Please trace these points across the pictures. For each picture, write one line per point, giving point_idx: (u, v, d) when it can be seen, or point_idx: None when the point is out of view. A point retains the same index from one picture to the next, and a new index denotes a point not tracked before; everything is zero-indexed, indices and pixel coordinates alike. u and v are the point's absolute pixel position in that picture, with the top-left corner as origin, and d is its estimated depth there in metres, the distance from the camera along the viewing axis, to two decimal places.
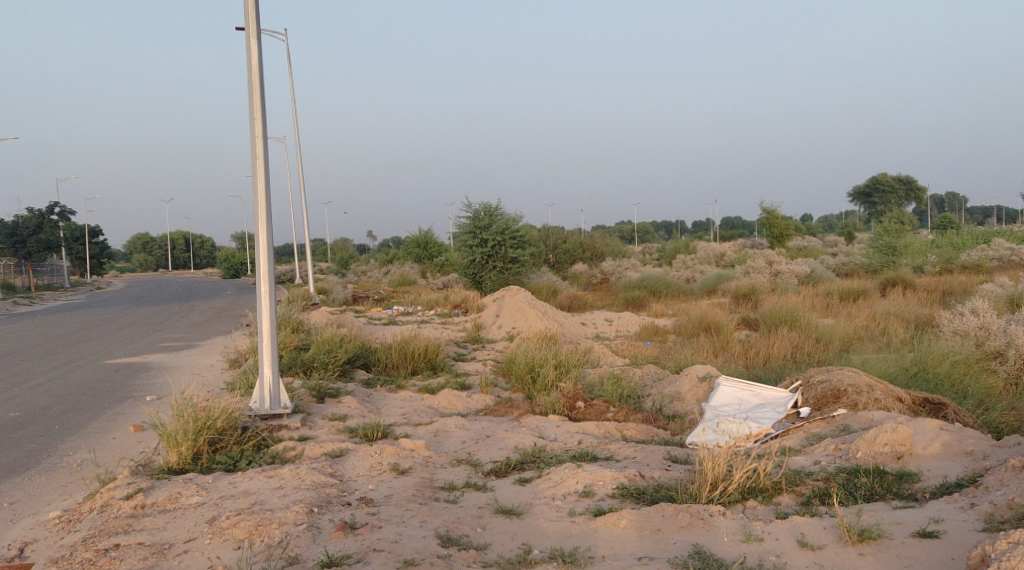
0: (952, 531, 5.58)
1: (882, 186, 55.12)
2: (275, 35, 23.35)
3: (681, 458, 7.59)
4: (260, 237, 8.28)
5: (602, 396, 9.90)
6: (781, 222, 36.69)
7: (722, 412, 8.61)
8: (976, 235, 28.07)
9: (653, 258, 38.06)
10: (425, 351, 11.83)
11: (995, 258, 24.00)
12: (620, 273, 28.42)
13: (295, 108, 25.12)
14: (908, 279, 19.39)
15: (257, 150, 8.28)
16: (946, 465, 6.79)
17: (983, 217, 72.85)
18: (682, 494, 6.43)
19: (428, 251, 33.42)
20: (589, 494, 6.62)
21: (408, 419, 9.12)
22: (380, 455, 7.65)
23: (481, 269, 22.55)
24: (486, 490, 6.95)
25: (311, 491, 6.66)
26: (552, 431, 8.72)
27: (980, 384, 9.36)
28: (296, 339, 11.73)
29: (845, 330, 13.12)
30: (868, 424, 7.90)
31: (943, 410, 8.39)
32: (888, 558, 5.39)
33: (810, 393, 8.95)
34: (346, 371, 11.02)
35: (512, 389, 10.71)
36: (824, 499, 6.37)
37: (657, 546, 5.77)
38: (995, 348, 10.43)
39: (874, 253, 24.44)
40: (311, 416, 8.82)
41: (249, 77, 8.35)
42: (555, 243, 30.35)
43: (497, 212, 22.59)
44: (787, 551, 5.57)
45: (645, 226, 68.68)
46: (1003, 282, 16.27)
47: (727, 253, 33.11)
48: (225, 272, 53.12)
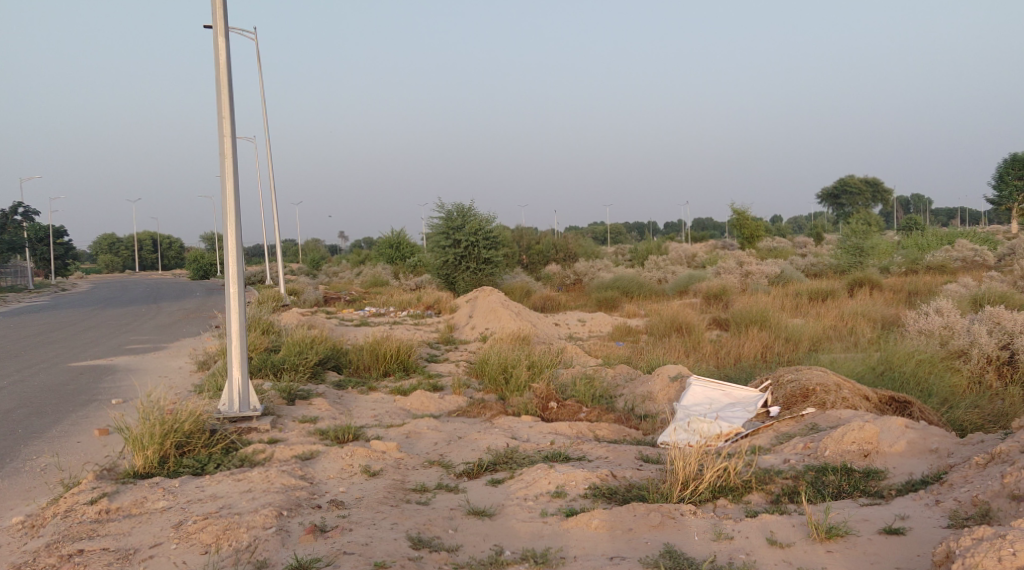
0: (917, 528, 5.65)
1: (848, 188, 55.83)
2: (244, 33, 23.11)
3: (653, 457, 7.63)
4: (229, 236, 8.21)
5: (575, 396, 9.94)
6: (752, 224, 36.97)
7: (692, 412, 8.70)
8: (941, 236, 28.52)
9: (625, 259, 38.29)
10: (397, 352, 11.78)
11: (958, 259, 24.39)
12: (594, 274, 28.51)
13: (265, 107, 24.87)
14: (875, 280, 19.64)
15: (226, 150, 8.20)
16: (911, 462, 6.87)
17: (947, 218, 74.15)
18: (654, 494, 6.46)
19: (401, 252, 33.21)
20: (561, 494, 6.64)
21: (380, 421, 9.09)
22: (352, 457, 7.61)
23: (453, 270, 22.51)
24: (458, 492, 6.94)
25: (280, 494, 6.60)
26: (524, 431, 8.74)
27: (945, 382, 9.49)
28: (266, 340, 11.64)
29: (814, 330, 13.27)
30: (836, 423, 7.99)
31: (909, 407, 8.50)
32: (854, 555, 5.44)
33: (778, 392, 9.02)
34: (317, 372, 10.95)
35: (485, 389, 10.70)
36: (792, 497, 6.44)
37: (629, 546, 5.78)
38: (958, 347, 10.58)
39: (841, 254, 24.73)
40: (281, 418, 8.76)
41: (216, 76, 8.26)
42: (528, 244, 31.14)
43: (470, 212, 22.58)
44: (757, 549, 5.62)
45: (617, 228, 69.03)
46: (967, 283, 16.53)
47: (698, 254, 33.36)
48: (194, 273, 52.60)
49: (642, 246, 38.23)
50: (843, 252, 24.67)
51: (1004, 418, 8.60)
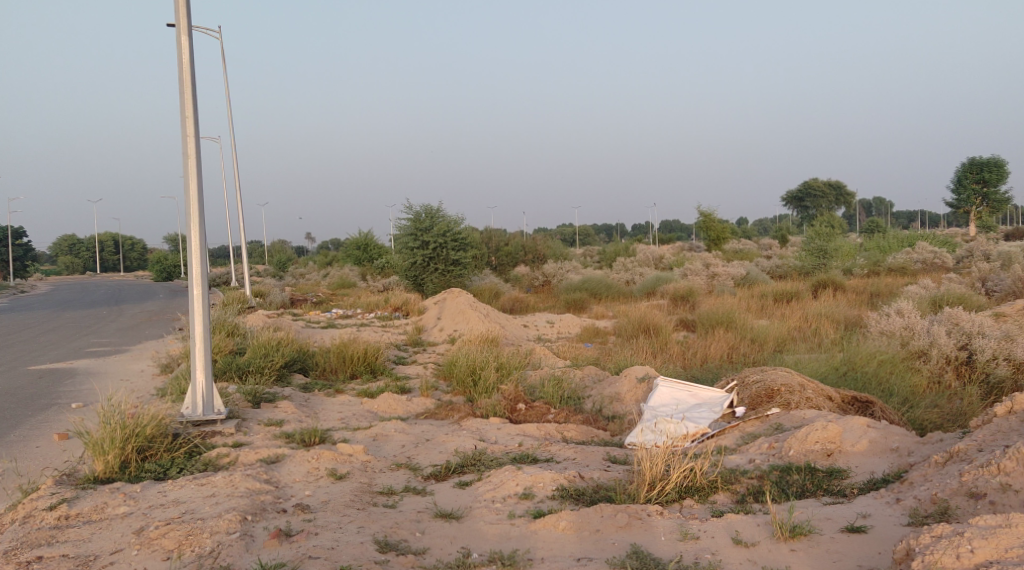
0: (879, 526, 5.73)
1: (812, 191, 56.52)
2: (209, 32, 22.84)
3: (620, 459, 7.67)
4: (193, 237, 8.12)
5: (543, 398, 9.96)
6: (718, 226, 37.25)
7: (660, 413, 8.77)
8: (902, 238, 28.98)
9: (594, 260, 38.40)
10: (364, 355, 11.71)
11: (919, 261, 24.80)
12: (562, 275, 28.54)
13: (228, 106, 24.52)
14: (839, 281, 19.89)
15: (189, 150, 8.10)
16: (873, 461, 6.98)
17: (908, 221, 75.40)
18: (621, 495, 6.49)
19: (368, 253, 32.99)
20: (529, 496, 6.64)
21: (346, 424, 9.03)
22: (318, 461, 7.55)
23: (421, 272, 22.42)
24: (425, 495, 6.91)
25: (245, 498, 6.53)
26: (492, 433, 8.72)
27: (906, 382, 9.65)
28: (231, 342, 11.51)
29: (779, 332, 13.42)
30: (800, 423, 8.08)
31: (870, 407, 8.63)
32: (817, 554, 5.51)
33: (744, 392, 9.11)
34: (283, 375, 10.84)
35: (453, 392, 10.67)
36: (757, 496, 6.50)
37: (595, 547, 5.80)
38: (918, 348, 10.76)
39: (805, 256, 25.02)
40: (246, 422, 8.67)
41: (179, 74, 8.17)
42: (497, 246, 30.78)
43: (438, 213, 22.51)
44: (722, 548, 5.66)
45: (586, 230, 69.21)
46: (927, 285, 16.81)
47: (666, 256, 33.56)
48: (157, 275, 51.82)
49: (610, 248, 38.34)
50: (807, 254, 24.96)
51: (962, 418, 8.76)
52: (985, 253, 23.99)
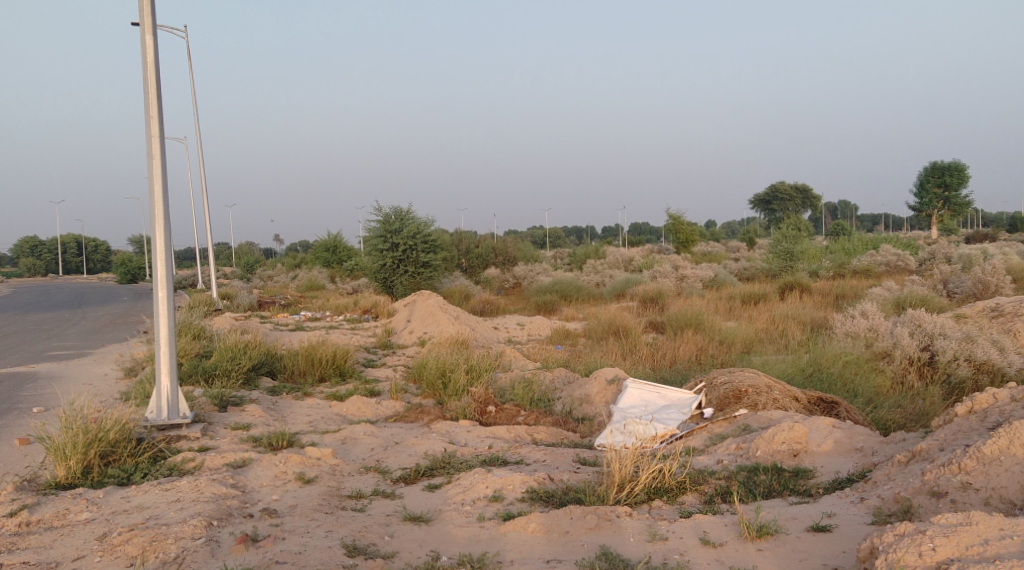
0: (844, 525, 5.81)
1: (779, 195, 57.16)
2: (175, 31, 22.58)
3: (590, 460, 7.69)
4: (157, 239, 8.02)
5: (512, 400, 9.96)
6: (687, 229, 37.48)
7: (629, 414, 8.82)
8: (866, 241, 29.38)
9: (564, 263, 38.48)
10: (333, 357, 11.64)
11: (883, 263, 25.15)
12: (533, 277, 28.56)
13: (195, 106, 24.21)
14: (805, 284, 20.12)
15: (154, 151, 8.00)
16: (838, 461, 7.07)
17: (871, 224, 76.53)
18: (591, 496, 6.50)
19: (337, 255, 32.78)
20: (499, 499, 6.64)
21: (315, 427, 8.96)
22: (285, 464, 7.48)
23: (391, 274, 22.33)
24: (394, 498, 6.88)
25: (210, 503, 6.46)
26: (462, 436, 8.71)
27: (870, 383, 9.78)
28: (197, 345, 11.38)
29: (746, 333, 13.55)
30: (767, 424, 8.16)
31: (836, 407, 8.74)
32: (783, 553, 5.56)
33: (712, 393, 9.17)
34: (250, 378, 10.74)
35: (422, 394, 10.63)
36: (725, 497, 6.55)
37: (565, 549, 5.81)
38: (882, 349, 10.91)
39: (772, 259, 25.27)
40: (213, 425, 8.58)
41: (144, 74, 8.06)
42: (467, 248, 30.69)
43: (408, 215, 22.45)
44: (690, 549, 5.70)
45: (556, 232, 69.32)
46: (891, 287, 17.05)
47: (635, 258, 33.73)
48: (121, 277, 51.01)
49: (580, 250, 38.43)
50: (774, 257, 25.21)
51: (925, 417, 8.90)
52: (947, 256, 24.39)
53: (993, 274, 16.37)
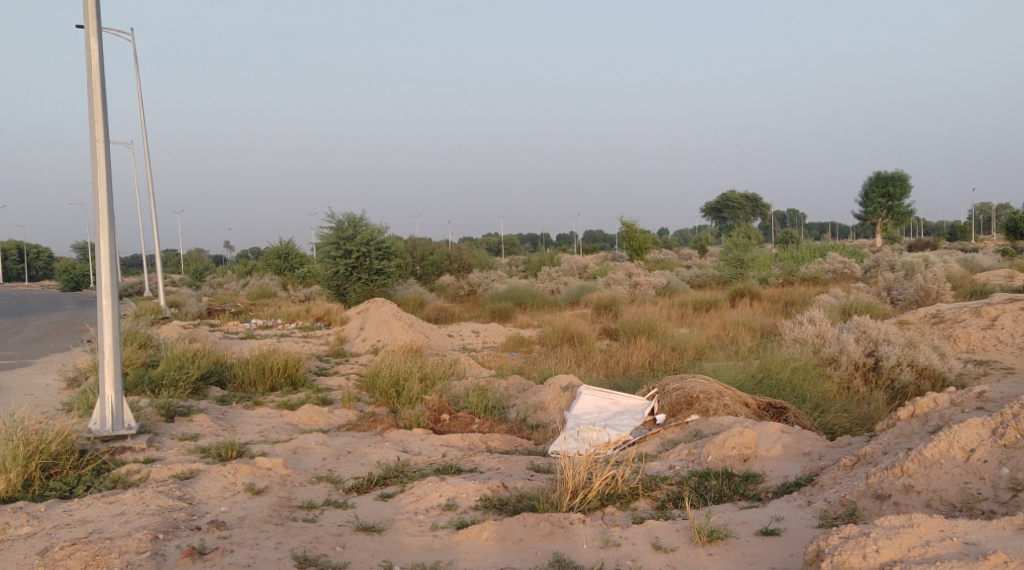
0: (792, 528, 5.89)
1: (730, 203, 57.98)
2: (120, 34, 22.20)
3: (544, 467, 7.71)
4: (102, 246, 7.86)
5: (467, 408, 9.94)
6: (640, 237, 37.76)
7: (583, 421, 8.88)
8: (814, 249, 29.91)
9: (519, 270, 38.51)
10: (284, 366, 11.49)
11: (830, 271, 25.62)
12: (487, 284, 28.53)
13: (142, 111, 23.73)
14: (755, 291, 20.44)
15: (98, 156, 7.83)
16: (787, 465, 7.18)
17: (819, 233, 78.07)
18: (544, 503, 6.51)
19: (289, 263, 32.40)
20: (452, 507, 6.61)
21: (265, 437, 8.84)
22: (234, 475, 7.35)
23: (344, 281, 22.13)
24: (347, 508, 6.81)
25: (156, 516, 6.32)
26: (416, 444, 8.65)
27: (818, 388, 9.96)
28: (143, 354, 11.15)
29: (698, 340, 13.71)
30: (718, 429, 8.25)
31: (784, 413, 8.88)
32: (733, 557, 5.62)
33: (665, 400, 9.24)
34: (199, 388, 10.57)
35: (375, 403, 10.55)
36: (676, 502, 6.61)
37: (518, 557, 5.81)
38: (830, 354, 11.09)
39: (723, 266, 25.62)
40: (159, 436, 8.41)
41: (88, 77, 7.90)
42: (422, 255, 30.38)
43: (362, 222, 22.28)
44: (643, 554, 5.74)
45: (510, 239, 69.38)
46: (838, 293, 17.38)
47: (590, 266, 33.93)
48: (64, 284, 49.78)
49: (535, 258, 38.51)
50: (725, 264, 25.56)
51: (870, 421, 9.09)
52: (891, 264, 24.98)
53: (934, 281, 16.82)
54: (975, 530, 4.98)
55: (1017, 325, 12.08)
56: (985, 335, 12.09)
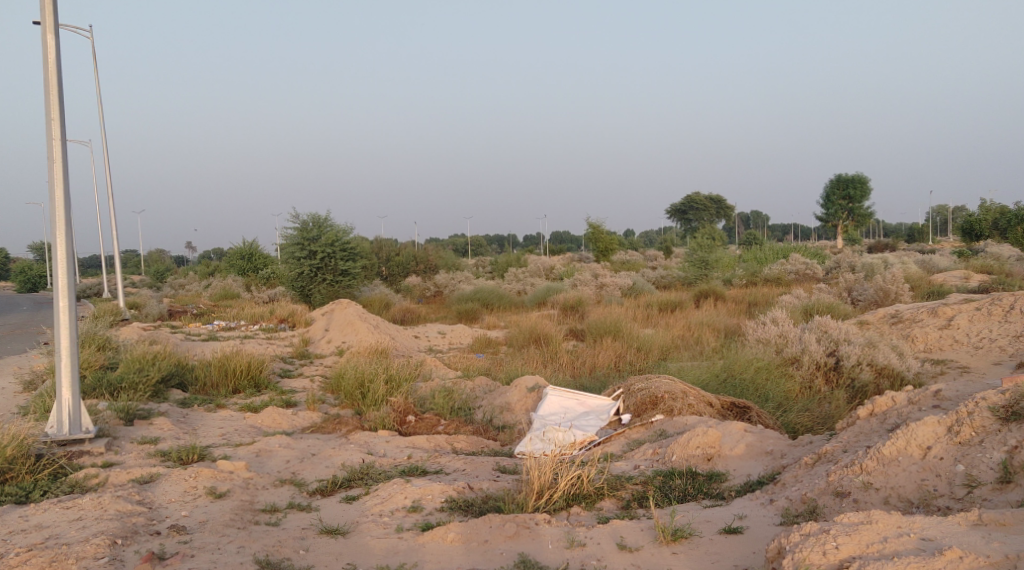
0: (754, 526, 5.94)
1: (694, 204, 58.50)
2: (78, 31, 21.88)
3: (510, 468, 7.71)
4: (59, 246, 7.71)
5: (432, 409, 9.90)
6: (606, 237, 37.92)
7: (549, 421, 8.90)
8: (777, 250, 30.27)
9: (486, 271, 38.50)
10: (247, 368, 11.37)
11: (792, 271, 25.95)
12: (454, 285, 28.49)
13: (100, 109, 23.32)
14: (719, 292, 20.63)
15: (54, 155, 7.68)
16: (750, 464, 7.26)
17: (782, 234, 79.08)
18: (510, 504, 6.51)
19: (253, 264, 32.04)
20: (417, 509, 6.58)
21: (227, 440, 8.73)
22: (195, 479, 7.24)
23: (309, 282, 21.94)
24: (310, 511, 6.75)
25: (114, 521, 6.21)
26: (381, 446, 8.60)
27: (780, 388, 10.07)
28: (102, 356, 10.95)
29: (664, 340, 13.80)
30: (682, 428, 8.30)
31: (747, 412, 8.97)
32: (696, 555, 5.65)
33: (630, 400, 9.28)
34: (159, 391, 10.41)
35: (340, 405, 10.48)
36: (641, 502, 6.64)
37: (483, 558, 5.80)
38: (792, 354, 11.21)
39: (687, 267, 25.83)
40: (118, 440, 8.27)
41: (44, 74, 7.74)
42: (388, 256, 30.31)
43: (326, 222, 22.11)
44: (607, 554, 5.75)
45: (476, 241, 69.35)
46: (800, 294, 17.58)
47: (556, 266, 34.00)
48: (21, 285, 48.82)
49: (501, 258, 38.52)
50: (689, 265, 25.77)
51: (831, 420, 9.22)
52: (852, 265, 25.36)
53: (892, 282, 17.10)
54: (931, 526, 5.06)
55: (972, 325, 12.33)
56: (942, 334, 12.31)
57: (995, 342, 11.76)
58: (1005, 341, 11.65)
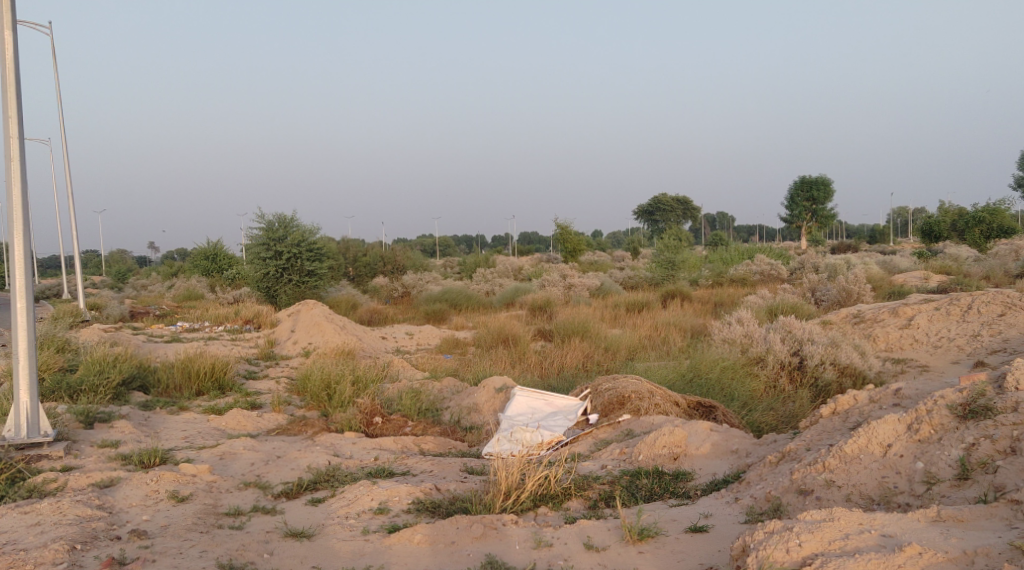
0: (719, 524, 5.99)
1: (661, 206, 58.82)
2: (38, 27, 21.60)
3: (477, 469, 7.69)
4: (16, 246, 7.55)
5: (399, 411, 9.83)
6: (574, 238, 38.00)
7: (516, 422, 8.89)
8: (742, 251, 30.54)
9: (454, 271, 38.42)
10: (212, 369, 11.21)
11: (758, 272, 26.19)
12: (422, 285, 28.36)
13: (60, 106, 22.91)
14: (686, 292, 20.77)
15: (12, 154, 7.53)
16: (715, 463, 7.32)
17: (747, 235, 79.88)
18: (477, 505, 6.49)
19: (217, 264, 31.64)
20: (384, 511, 6.54)
21: (190, 443, 8.62)
22: (157, 483, 7.13)
23: (274, 283, 21.73)
24: (275, 514, 6.68)
25: (73, 526, 6.10)
26: (347, 448, 8.54)
27: (745, 387, 10.15)
28: (61, 358, 10.74)
29: (631, 340, 13.87)
30: (649, 428, 8.34)
31: (713, 411, 9.03)
32: (663, 554, 5.67)
33: (597, 400, 9.31)
34: (120, 394, 10.24)
35: (306, 406, 10.39)
36: (608, 501, 6.66)
37: (450, 559, 5.77)
38: (757, 354, 11.31)
39: (654, 268, 25.97)
40: (77, 444, 8.12)
41: (1, 72, 7.58)
42: (354, 256, 30.47)
43: (292, 222, 21.89)
44: (575, 554, 5.75)
45: (444, 242, 69.16)
46: (765, 294, 17.76)
47: (524, 267, 34.03)
48: None
49: (470, 259, 38.46)
50: (656, 266, 25.89)
51: (795, 419, 9.33)
52: (816, 266, 25.64)
53: (855, 282, 17.33)
54: (891, 522, 5.13)
55: (931, 325, 12.53)
56: (902, 334, 12.49)
57: (954, 341, 11.96)
58: (963, 341, 11.85)
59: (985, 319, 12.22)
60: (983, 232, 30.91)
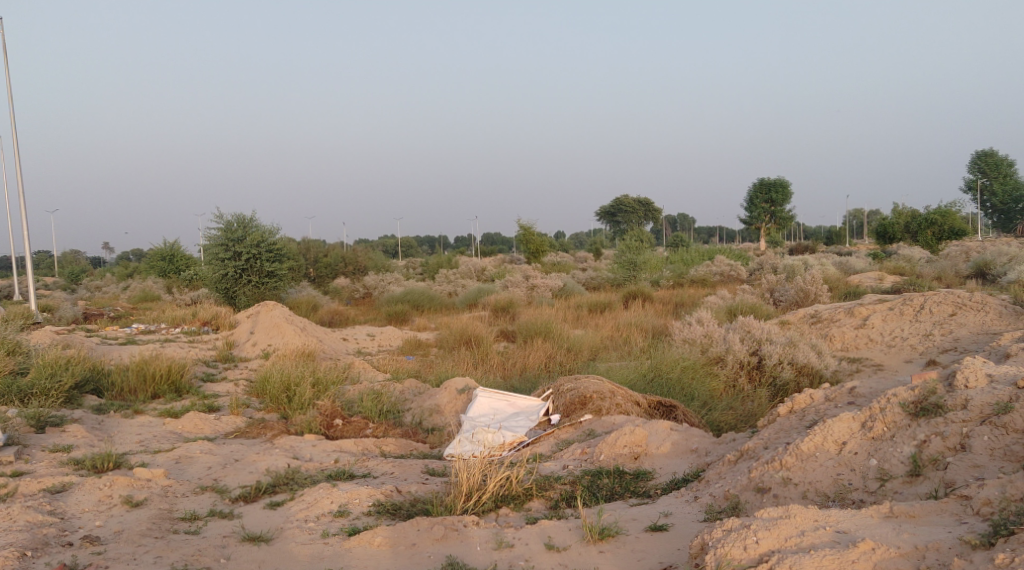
0: (678, 523, 6.02)
1: (623, 208, 59.04)
2: None
3: (439, 470, 7.66)
4: None
5: (360, 413, 9.76)
6: (536, 239, 38.04)
7: (478, 423, 8.88)
8: (703, 252, 30.82)
9: (416, 271, 38.27)
10: (168, 372, 11.03)
11: (717, 273, 26.46)
12: (385, 286, 28.18)
13: None
14: (647, 293, 20.91)
15: None
16: (674, 462, 7.38)
17: (707, 236, 80.68)
18: (437, 507, 6.46)
19: (175, 264, 31.15)
20: (344, 513, 6.49)
21: (146, 447, 8.48)
22: (110, 488, 6.99)
23: (233, 284, 21.45)
24: (232, 518, 6.59)
25: (24, 533, 5.96)
26: (307, 450, 8.46)
27: (705, 387, 10.24)
28: (11, 361, 10.49)
29: (593, 340, 13.93)
30: (610, 428, 8.37)
31: (673, 411, 9.09)
32: (623, 554, 5.69)
33: (559, 400, 9.32)
34: (73, 397, 10.04)
35: (265, 409, 10.27)
36: (569, 502, 6.67)
37: (410, 561, 5.74)
38: (717, 353, 11.40)
39: (616, 269, 26.10)
40: (28, 449, 7.94)
41: None
42: (315, 257, 30.20)
43: (251, 223, 21.65)
44: (535, 554, 5.76)
45: (406, 243, 68.76)
46: (724, 294, 17.94)
47: (487, 268, 34.01)
48: None
49: (432, 260, 38.30)
50: (618, 267, 26.03)
51: (753, 418, 9.44)
52: (774, 267, 25.97)
53: (812, 282, 17.58)
54: (845, 519, 5.20)
55: (886, 324, 12.75)
56: (857, 334, 12.70)
57: (907, 340, 12.18)
58: (916, 340, 12.07)
59: (937, 319, 12.46)
60: (935, 234, 31.54)
